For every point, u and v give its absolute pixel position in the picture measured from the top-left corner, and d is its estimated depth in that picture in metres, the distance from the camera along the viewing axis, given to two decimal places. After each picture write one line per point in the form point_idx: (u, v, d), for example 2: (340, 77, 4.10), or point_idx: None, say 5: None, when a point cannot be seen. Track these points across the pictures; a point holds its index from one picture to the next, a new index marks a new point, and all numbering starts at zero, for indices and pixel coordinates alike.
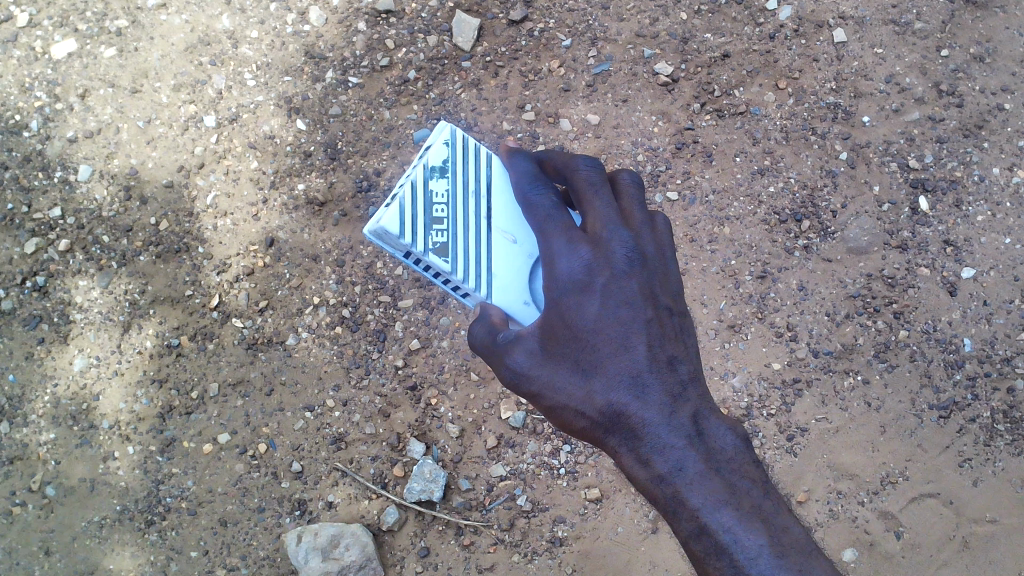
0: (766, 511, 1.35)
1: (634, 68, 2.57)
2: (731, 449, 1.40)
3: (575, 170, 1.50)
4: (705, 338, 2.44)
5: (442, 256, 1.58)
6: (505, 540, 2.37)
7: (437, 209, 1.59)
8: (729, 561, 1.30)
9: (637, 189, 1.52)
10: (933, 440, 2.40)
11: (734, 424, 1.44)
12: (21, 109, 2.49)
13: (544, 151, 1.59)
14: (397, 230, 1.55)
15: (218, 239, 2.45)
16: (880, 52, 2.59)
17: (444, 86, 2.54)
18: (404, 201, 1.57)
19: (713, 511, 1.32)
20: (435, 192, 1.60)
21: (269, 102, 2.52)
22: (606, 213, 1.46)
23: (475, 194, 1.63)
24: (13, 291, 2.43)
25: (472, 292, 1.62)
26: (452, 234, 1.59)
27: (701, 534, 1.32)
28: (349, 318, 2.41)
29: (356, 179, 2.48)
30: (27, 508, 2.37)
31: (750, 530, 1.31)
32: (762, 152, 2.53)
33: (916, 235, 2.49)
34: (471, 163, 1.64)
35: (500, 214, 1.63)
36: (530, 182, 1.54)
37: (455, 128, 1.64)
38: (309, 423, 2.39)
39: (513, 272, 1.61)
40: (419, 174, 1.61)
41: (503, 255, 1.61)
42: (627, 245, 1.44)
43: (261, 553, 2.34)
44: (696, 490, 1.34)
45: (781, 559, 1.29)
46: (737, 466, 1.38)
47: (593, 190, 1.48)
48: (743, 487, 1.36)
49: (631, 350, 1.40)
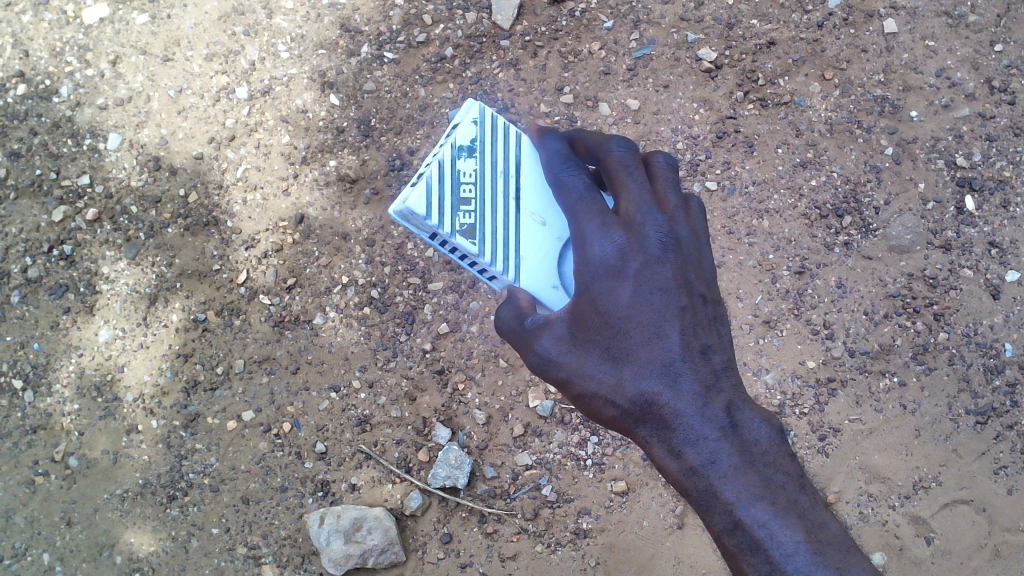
0: (803, 507, 1.29)
1: (677, 52, 2.50)
2: (765, 443, 1.34)
3: (608, 151, 1.44)
4: (739, 332, 2.40)
5: (469, 238, 1.52)
6: (528, 530, 2.34)
7: (464, 189, 1.53)
8: (765, 558, 1.25)
9: (671, 171, 1.45)
10: (969, 445, 2.36)
11: (769, 416, 1.38)
12: (52, 74, 2.45)
13: (575, 130, 1.54)
14: (424, 211, 1.48)
15: (247, 213, 2.41)
16: (932, 44, 2.50)
17: (481, 65, 2.48)
18: (431, 181, 1.50)
19: (747, 506, 1.27)
20: (463, 172, 1.54)
21: (302, 76, 2.47)
22: (640, 196, 1.40)
23: (504, 174, 1.57)
24: (40, 259, 2.41)
25: (500, 275, 1.56)
26: (480, 216, 1.53)
27: (734, 530, 1.27)
28: (377, 299, 2.38)
29: (389, 157, 2.43)
30: (50, 478, 2.36)
31: (786, 525, 1.25)
32: (805, 144, 2.47)
33: (960, 235, 2.43)
34: (500, 143, 1.57)
35: (528, 195, 1.57)
36: (562, 162, 1.48)
37: (484, 106, 1.58)
38: (334, 404, 2.36)
39: (542, 255, 1.56)
40: (446, 153, 1.54)
41: (532, 238, 1.56)
42: (661, 230, 1.38)
43: (283, 533, 2.32)
44: (729, 483, 1.29)
45: (821, 557, 1.24)
46: (771, 459, 1.33)
47: (626, 172, 1.42)
48: (779, 481, 1.30)
49: (663, 337, 1.35)
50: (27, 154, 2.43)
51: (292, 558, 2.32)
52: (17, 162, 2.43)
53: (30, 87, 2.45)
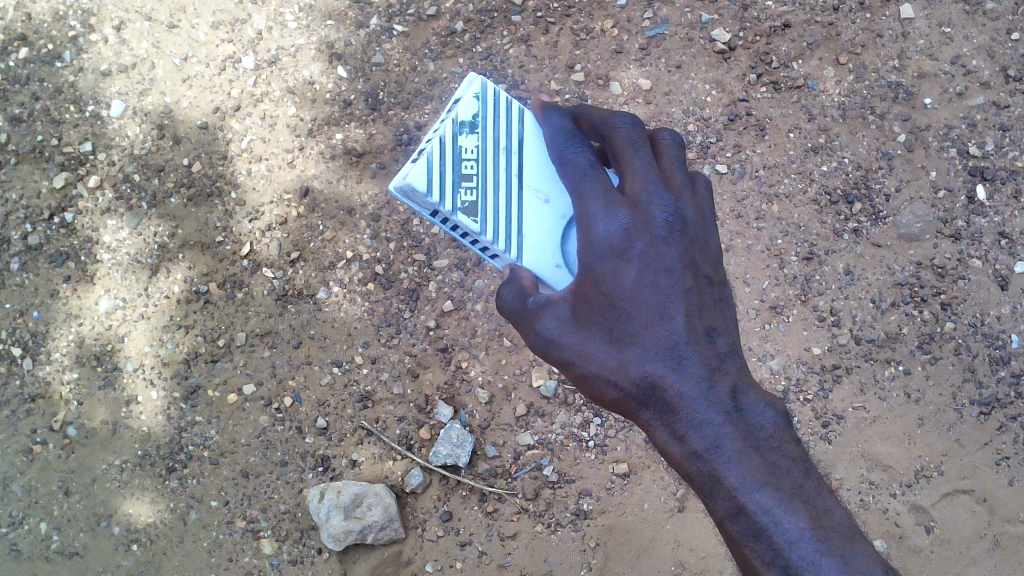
0: (808, 493, 1.25)
1: (690, 32, 2.47)
2: (770, 427, 1.29)
3: (613, 128, 1.42)
4: (745, 317, 2.38)
5: (471, 216, 1.48)
6: (529, 510, 2.33)
7: (466, 165, 1.48)
8: (768, 544, 1.20)
9: (677, 149, 1.44)
10: (972, 435, 2.35)
11: (774, 400, 1.33)
12: (55, 38, 2.41)
13: (579, 107, 1.50)
14: (425, 187, 1.43)
15: (252, 184, 2.38)
16: (948, 31, 2.47)
17: (492, 41, 2.45)
18: (432, 156, 1.45)
19: (752, 492, 1.22)
20: (464, 148, 1.49)
21: (310, 46, 2.43)
22: (646, 174, 1.38)
23: (506, 150, 1.53)
24: (40, 227, 2.38)
25: (501, 254, 1.53)
26: (482, 194, 1.49)
27: (738, 516, 1.23)
28: (382, 275, 2.35)
29: (397, 132, 2.40)
30: (48, 447, 2.34)
31: (791, 511, 1.21)
32: (817, 129, 2.44)
33: (971, 225, 2.41)
34: (502, 119, 1.53)
35: (533, 171, 1.55)
36: (566, 140, 1.45)
37: (485, 81, 1.53)
38: (336, 379, 2.34)
39: (545, 233, 1.54)
40: (448, 129, 1.49)
41: (534, 216, 1.53)
42: (667, 209, 1.36)
43: (283, 507, 2.31)
44: (734, 469, 1.24)
45: (824, 544, 1.19)
46: (776, 444, 1.28)
47: (632, 149, 1.40)
48: (784, 466, 1.26)
49: (668, 319, 1.32)
50: (28, 120, 2.40)
51: (291, 532, 2.31)
52: (19, 127, 2.40)
53: (32, 51, 2.41)
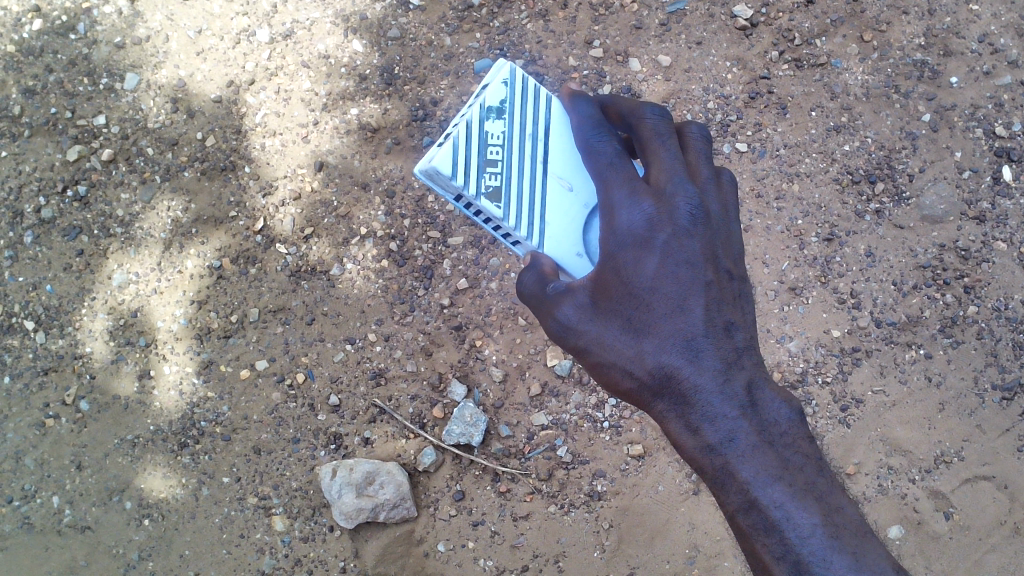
0: (820, 490, 1.21)
1: (712, 9, 2.42)
2: (785, 423, 1.26)
3: (641, 118, 1.39)
4: (764, 299, 2.34)
5: (494, 201, 1.46)
6: (542, 490, 2.31)
7: (491, 150, 1.46)
8: (779, 539, 1.17)
9: (704, 143, 1.39)
10: (993, 421, 2.32)
11: (790, 398, 1.30)
12: (68, 10, 2.38)
13: (609, 96, 1.47)
14: (450, 171, 1.42)
15: (266, 159, 2.36)
16: (975, 9, 2.42)
17: (509, 15, 2.41)
18: (458, 140, 1.44)
19: (764, 486, 1.19)
20: (491, 133, 1.47)
21: (326, 19, 2.39)
22: (671, 165, 1.34)
23: (533, 138, 1.50)
24: (54, 200, 2.36)
25: (524, 240, 1.51)
26: (506, 179, 1.47)
27: (750, 509, 1.20)
28: (396, 252, 2.33)
29: (413, 107, 2.37)
30: (61, 421, 2.33)
31: (803, 507, 1.18)
32: (840, 107, 2.40)
33: (996, 206, 2.37)
34: (530, 105, 1.50)
35: (558, 159, 1.51)
36: (593, 127, 1.43)
37: (515, 67, 1.50)
38: (349, 356, 2.32)
39: (567, 222, 1.50)
40: (475, 113, 1.47)
41: (557, 204, 1.50)
42: (692, 201, 1.31)
43: (294, 484, 2.30)
44: (747, 463, 1.21)
45: (837, 540, 1.16)
46: (791, 440, 1.25)
47: (659, 140, 1.36)
48: (797, 463, 1.23)
49: (686, 311, 1.27)
50: (42, 92, 2.37)
51: (302, 509, 2.29)
52: (32, 99, 2.37)
53: (46, 22, 2.38)
